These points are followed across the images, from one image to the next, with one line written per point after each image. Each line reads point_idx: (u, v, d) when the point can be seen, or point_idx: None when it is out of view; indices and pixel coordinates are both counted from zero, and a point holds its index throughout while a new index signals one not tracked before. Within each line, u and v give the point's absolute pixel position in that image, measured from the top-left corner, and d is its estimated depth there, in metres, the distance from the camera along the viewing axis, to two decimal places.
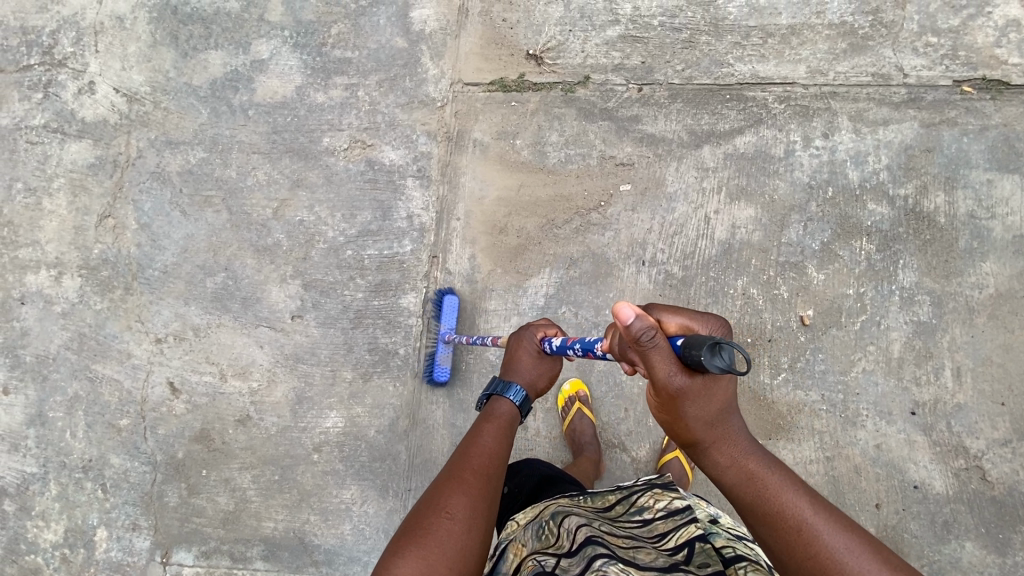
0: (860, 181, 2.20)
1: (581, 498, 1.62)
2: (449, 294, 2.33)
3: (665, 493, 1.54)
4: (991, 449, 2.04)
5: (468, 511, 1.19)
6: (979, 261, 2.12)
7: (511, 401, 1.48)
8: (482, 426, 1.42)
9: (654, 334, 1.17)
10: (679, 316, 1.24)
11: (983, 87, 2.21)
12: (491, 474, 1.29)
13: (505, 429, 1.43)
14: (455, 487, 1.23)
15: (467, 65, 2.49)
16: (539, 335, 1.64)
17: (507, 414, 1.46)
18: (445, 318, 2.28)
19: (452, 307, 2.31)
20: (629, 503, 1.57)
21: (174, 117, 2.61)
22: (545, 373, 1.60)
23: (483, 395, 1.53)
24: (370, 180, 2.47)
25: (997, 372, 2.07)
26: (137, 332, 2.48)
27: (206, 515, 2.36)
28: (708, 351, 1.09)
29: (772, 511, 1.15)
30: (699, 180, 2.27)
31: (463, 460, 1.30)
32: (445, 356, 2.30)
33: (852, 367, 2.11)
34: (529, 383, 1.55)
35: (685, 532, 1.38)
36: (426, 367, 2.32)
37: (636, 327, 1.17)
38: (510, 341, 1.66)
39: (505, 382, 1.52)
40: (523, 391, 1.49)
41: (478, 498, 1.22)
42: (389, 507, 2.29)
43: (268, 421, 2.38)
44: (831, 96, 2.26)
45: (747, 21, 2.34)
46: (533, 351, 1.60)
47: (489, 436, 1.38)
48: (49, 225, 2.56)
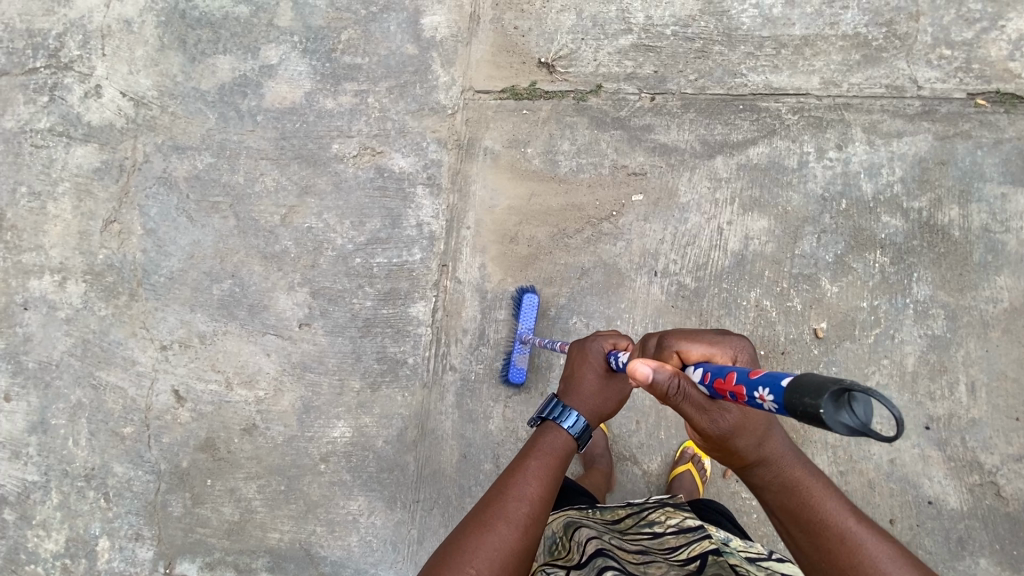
0: (873, 193, 2.19)
1: (590, 511, 1.63)
2: (529, 293, 2.26)
3: (677, 511, 1.56)
4: (1005, 464, 2.02)
5: (491, 568, 1.20)
6: (994, 275, 2.11)
7: (568, 432, 1.46)
8: (527, 461, 1.40)
9: (679, 383, 1.21)
10: (700, 346, 1.29)
11: (997, 101, 2.21)
12: (526, 526, 1.28)
13: (551, 466, 1.40)
14: (484, 536, 1.24)
15: (479, 73, 2.47)
16: (607, 349, 1.57)
17: (561, 448, 1.44)
18: (524, 319, 2.22)
19: (532, 307, 2.24)
20: (640, 518, 1.58)
21: (182, 122, 2.59)
22: (610, 398, 1.55)
23: (539, 416, 1.52)
24: (380, 187, 2.45)
25: (1011, 387, 2.06)
26: (142, 339, 2.46)
27: (211, 526, 2.33)
28: (830, 404, 0.83)
29: (817, 522, 1.17)
30: (712, 191, 2.26)
31: (499, 503, 1.30)
32: (522, 357, 2.25)
33: (866, 381, 2.10)
34: (589, 410, 1.51)
35: (697, 546, 1.39)
36: (504, 366, 2.30)
37: (659, 381, 1.21)
38: (574, 352, 1.60)
39: (563, 406, 1.49)
40: (581, 422, 1.47)
41: (505, 552, 1.23)
42: (396, 519, 2.26)
43: (274, 430, 2.35)
44: (845, 108, 2.25)
45: (760, 31, 2.33)
46: (599, 369, 1.55)
47: (532, 475, 1.36)
48: (53, 229, 2.53)
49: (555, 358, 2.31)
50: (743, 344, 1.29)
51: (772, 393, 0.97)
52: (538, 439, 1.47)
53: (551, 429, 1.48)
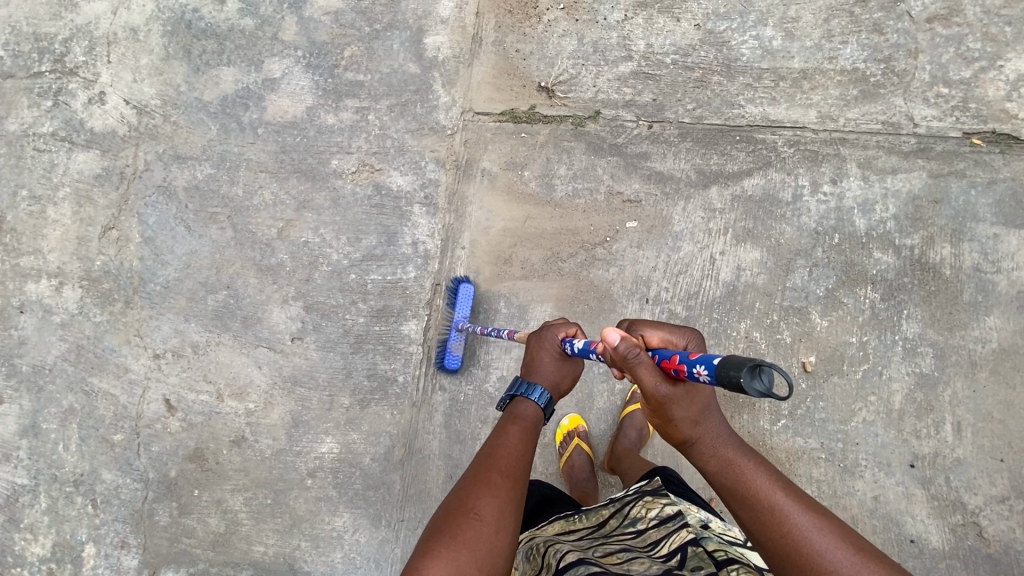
0: (866, 229, 2.20)
1: (574, 518, 1.63)
2: (465, 282, 2.33)
3: (656, 500, 1.54)
4: (989, 505, 2.02)
5: (496, 514, 1.27)
6: (984, 315, 2.12)
7: (535, 404, 1.52)
8: (509, 426, 1.48)
9: (638, 352, 1.31)
10: (660, 331, 1.40)
11: (993, 140, 2.22)
12: (518, 479, 1.36)
13: (529, 430, 1.48)
14: (482, 489, 1.31)
15: (479, 94, 2.49)
16: (562, 335, 1.62)
17: (532, 416, 1.50)
18: (459, 308, 2.28)
19: (468, 296, 2.30)
20: (622, 515, 1.56)
21: (184, 132, 2.61)
22: (568, 375, 1.61)
23: (506, 395, 1.56)
24: (377, 204, 2.47)
25: (997, 428, 2.06)
26: (136, 347, 2.47)
27: (196, 536, 2.34)
28: (747, 374, 1.04)
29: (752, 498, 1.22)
30: (705, 221, 2.27)
31: (492, 460, 1.38)
32: (457, 344, 2.30)
33: (853, 416, 2.10)
34: (551, 384, 1.58)
35: (677, 538, 1.41)
36: (439, 355, 2.32)
37: (623, 347, 1.31)
38: (531, 340, 1.66)
39: (529, 382, 1.55)
40: (547, 394, 1.52)
41: (506, 502, 1.30)
42: (381, 537, 2.27)
43: (263, 443, 2.37)
44: (841, 142, 2.26)
45: (759, 63, 2.35)
46: (556, 352, 1.61)
47: (517, 436, 1.45)
48: (52, 234, 2.55)
49: None
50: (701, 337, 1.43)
51: (705, 367, 1.16)
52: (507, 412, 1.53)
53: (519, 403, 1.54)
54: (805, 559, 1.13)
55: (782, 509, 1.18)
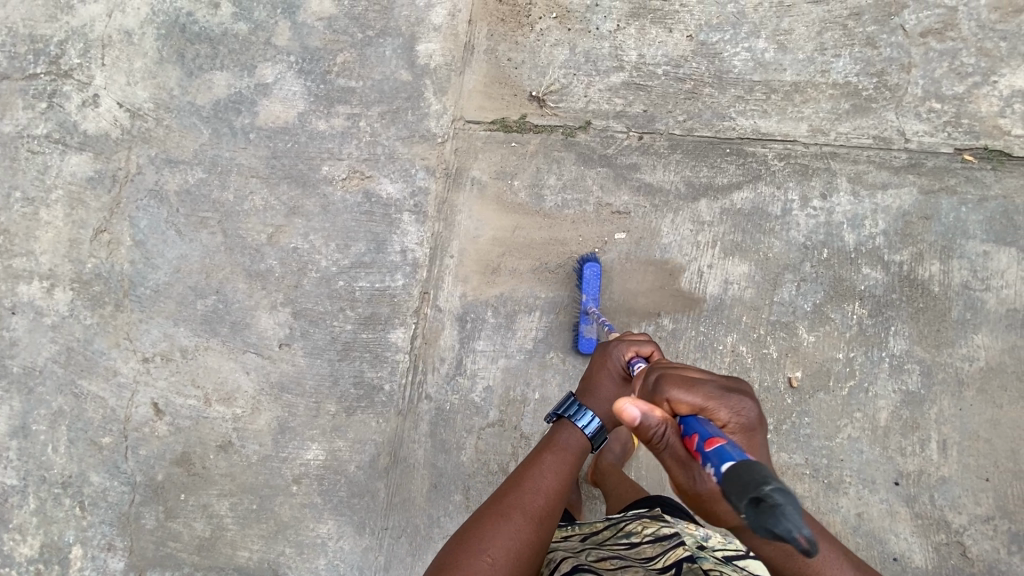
0: (855, 244, 2.19)
1: (569, 528, 1.69)
2: (591, 262, 2.26)
3: (654, 520, 1.60)
4: (973, 525, 2.01)
5: (509, 555, 1.36)
6: (972, 333, 2.10)
7: (583, 433, 1.61)
8: (544, 457, 1.58)
9: (665, 430, 1.24)
10: (693, 397, 1.27)
11: (984, 157, 2.20)
12: (540, 516, 1.44)
13: (568, 460, 1.58)
14: (501, 525, 1.40)
15: (470, 103, 2.49)
16: (628, 355, 1.65)
17: (576, 447, 1.59)
18: (588, 288, 2.22)
19: (594, 276, 2.23)
20: (617, 528, 1.61)
21: (176, 135, 2.61)
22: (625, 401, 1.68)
23: (555, 413, 1.66)
24: (367, 212, 2.47)
25: (983, 447, 2.05)
26: (125, 350, 2.48)
27: (182, 540, 2.35)
28: (751, 509, 0.90)
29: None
30: (694, 233, 2.27)
31: (516, 495, 1.47)
32: (590, 329, 2.25)
33: (838, 433, 2.09)
34: (606, 412, 1.65)
35: (673, 554, 1.45)
36: (573, 336, 2.30)
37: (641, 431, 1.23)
38: (597, 355, 1.71)
39: (580, 406, 1.64)
40: (596, 423, 1.61)
41: (520, 542, 1.39)
42: (365, 545, 2.27)
43: (249, 449, 2.37)
44: (831, 156, 2.25)
45: (751, 75, 2.34)
46: (617, 377, 1.66)
47: (548, 470, 1.54)
48: (45, 236, 2.56)
49: (530, 391, 2.31)
50: (742, 406, 1.25)
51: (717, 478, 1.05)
52: (555, 435, 1.64)
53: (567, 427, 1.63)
54: None
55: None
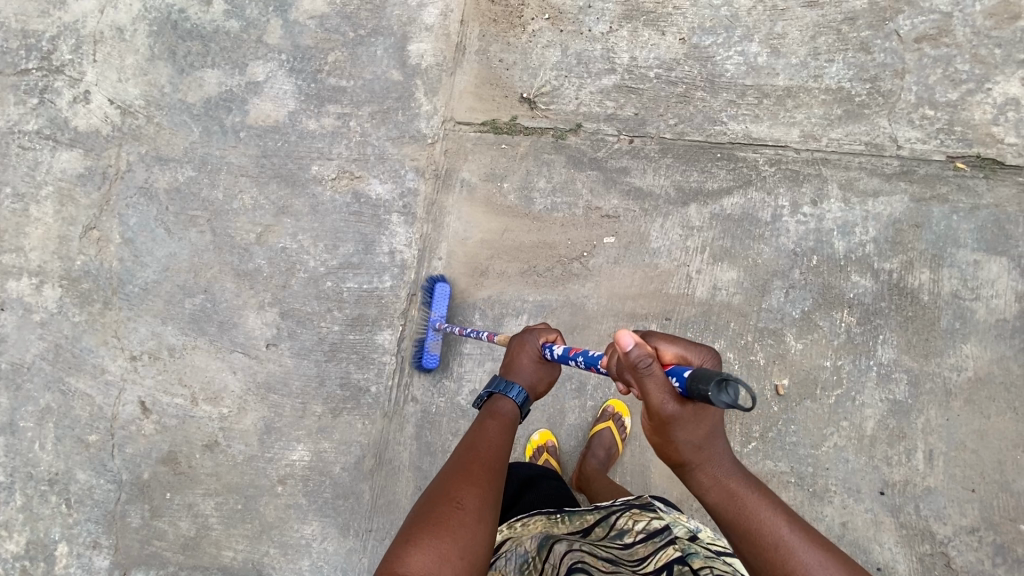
0: (845, 251, 2.17)
1: (559, 518, 1.59)
2: (441, 282, 2.33)
3: (643, 514, 1.51)
4: (957, 536, 2.00)
5: (479, 503, 1.24)
6: (960, 342, 2.09)
7: (514, 402, 1.51)
8: (487, 424, 1.46)
9: (652, 364, 1.17)
10: (677, 346, 1.24)
11: (976, 165, 2.18)
12: (498, 472, 1.34)
13: (506, 429, 1.47)
14: (465, 482, 1.28)
15: (461, 104, 2.47)
16: (542, 340, 1.65)
17: (510, 414, 1.49)
18: (436, 307, 2.28)
19: (445, 295, 2.31)
20: (609, 526, 1.53)
21: (166, 133, 2.60)
22: (544, 378, 1.62)
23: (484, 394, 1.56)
24: (356, 212, 2.46)
25: (969, 458, 2.04)
26: (113, 348, 2.48)
27: (167, 539, 2.35)
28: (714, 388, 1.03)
29: (752, 530, 1.18)
30: (683, 238, 2.25)
31: (472, 455, 1.36)
32: (435, 344, 2.30)
33: (823, 442, 2.08)
34: (530, 385, 1.58)
35: (664, 555, 1.36)
36: (416, 353, 2.34)
37: (634, 354, 1.17)
38: (511, 344, 1.66)
39: (507, 381, 1.55)
40: (525, 393, 1.53)
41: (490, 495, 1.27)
42: (349, 547, 2.27)
43: (235, 449, 2.37)
44: (823, 163, 2.24)
45: (743, 79, 2.32)
46: (535, 356, 1.62)
47: (495, 434, 1.43)
48: (34, 233, 2.55)
49: None
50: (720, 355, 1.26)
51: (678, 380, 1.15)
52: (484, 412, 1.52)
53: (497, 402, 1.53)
54: None
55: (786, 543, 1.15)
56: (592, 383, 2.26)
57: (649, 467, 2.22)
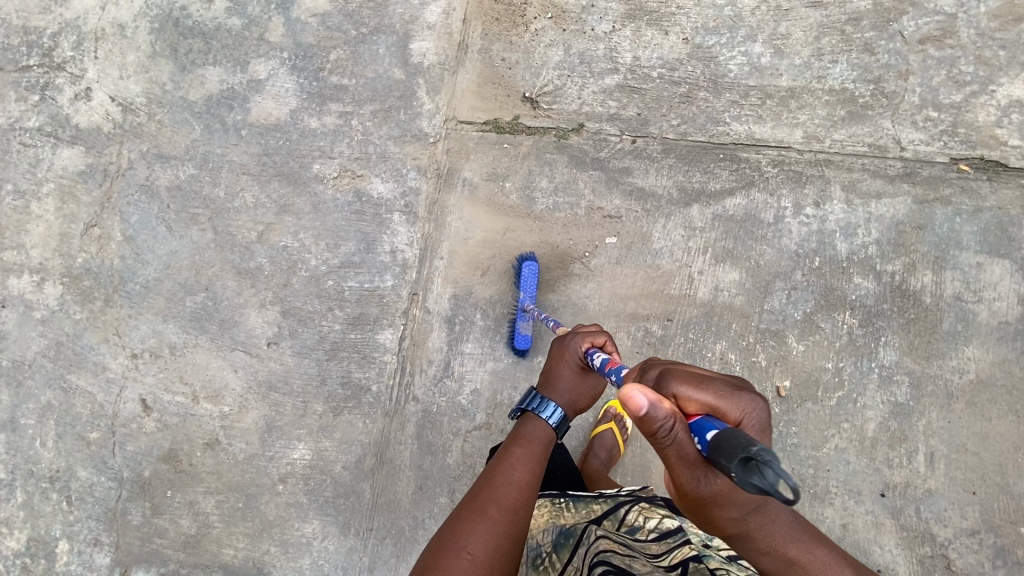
0: (847, 253, 2.17)
1: (564, 503, 1.66)
2: (529, 261, 2.26)
3: (653, 512, 1.61)
4: (958, 538, 2.00)
5: (488, 551, 1.23)
6: (962, 345, 2.09)
7: (546, 425, 1.53)
8: (512, 450, 1.48)
9: (673, 425, 1.09)
10: (704, 396, 1.15)
11: (980, 167, 2.18)
12: (516, 510, 1.33)
13: (537, 452, 1.48)
14: (478, 520, 1.28)
15: (463, 103, 2.47)
16: (585, 346, 1.60)
17: (542, 437, 1.51)
18: (524, 287, 2.22)
19: (532, 274, 2.23)
20: (619, 519, 1.61)
21: (167, 131, 2.60)
22: (585, 393, 1.61)
23: (519, 408, 1.59)
24: (357, 211, 2.46)
25: (970, 460, 2.04)
26: (114, 346, 2.48)
27: (168, 537, 2.35)
28: (740, 468, 0.94)
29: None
30: (685, 239, 2.25)
31: (490, 489, 1.35)
32: (526, 325, 2.27)
33: (825, 443, 2.08)
34: (567, 402, 1.57)
35: (679, 553, 1.40)
36: (510, 333, 2.33)
37: (652, 418, 1.08)
38: (554, 349, 1.65)
39: (542, 398, 1.56)
40: (558, 412, 1.53)
41: (499, 536, 1.27)
42: (349, 545, 2.28)
43: (236, 447, 2.37)
44: (826, 164, 2.23)
45: (747, 80, 2.32)
46: (575, 366, 1.60)
47: (519, 463, 1.43)
48: (35, 230, 2.55)
49: (517, 394, 2.31)
50: (756, 405, 1.15)
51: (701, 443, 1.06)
52: (520, 429, 1.54)
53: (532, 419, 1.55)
54: None
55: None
56: None
57: (651, 468, 2.22)
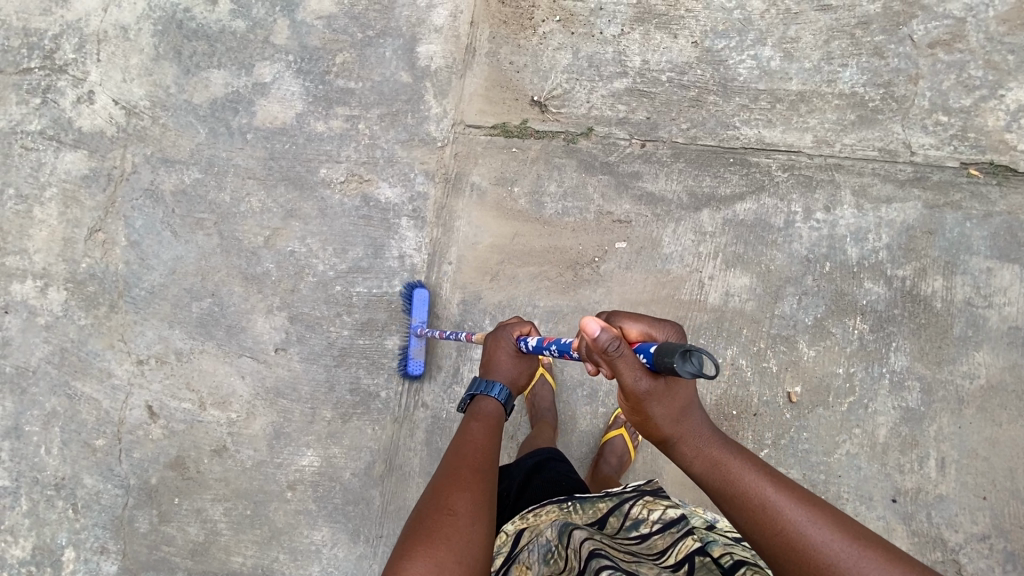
0: (858, 258, 2.17)
1: (570, 505, 1.56)
2: (419, 288, 2.33)
3: (656, 502, 1.52)
4: (969, 543, 2.01)
5: (470, 505, 1.24)
6: (973, 350, 2.09)
7: (496, 400, 1.55)
8: (471, 426, 1.49)
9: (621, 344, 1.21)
10: (640, 325, 1.29)
11: (990, 172, 2.18)
12: (487, 470, 1.34)
13: (492, 425, 1.50)
14: (456, 487, 1.27)
15: (471, 106, 2.45)
16: (516, 333, 1.67)
17: (494, 411, 1.53)
18: (416, 313, 2.28)
19: (423, 301, 2.31)
20: (623, 515, 1.52)
21: (172, 135, 2.57)
22: (524, 371, 1.66)
23: (466, 396, 1.60)
24: (365, 216, 2.44)
25: (981, 465, 2.04)
26: (119, 352, 2.46)
27: (176, 544, 2.34)
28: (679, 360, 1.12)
29: (738, 495, 1.19)
30: (695, 244, 2.24)
31: (459, 458, 1.36)
32: (419, 350, 2.31)
33: (836, 449, 2.08)
34: (510, 380, 1.61)
35: (684, 547, 1.37)
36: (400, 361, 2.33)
37: (603, 339, 1.20)
38: (488, 341, 1.69)
39: (487, 381, 1.59)
40: (506, 390, 1.56)
41: (477, 492, 1.27)
42: (359, 553, 2.27)
43: (244, 454, 2.36)
44: (836, 169, 2.23)
45: (757, 84, 2.31)
46: (511, 350, 1.64)
47: (480, 434, 1.45)
48: (38, 235, 2.52)
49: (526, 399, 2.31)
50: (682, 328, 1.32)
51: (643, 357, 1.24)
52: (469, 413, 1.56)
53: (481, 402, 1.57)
54: (798, 551, 1.10)
55: (772, 505, 1.15)
56: (603, 389, 2.25)
57: (663, 471, 2.22)
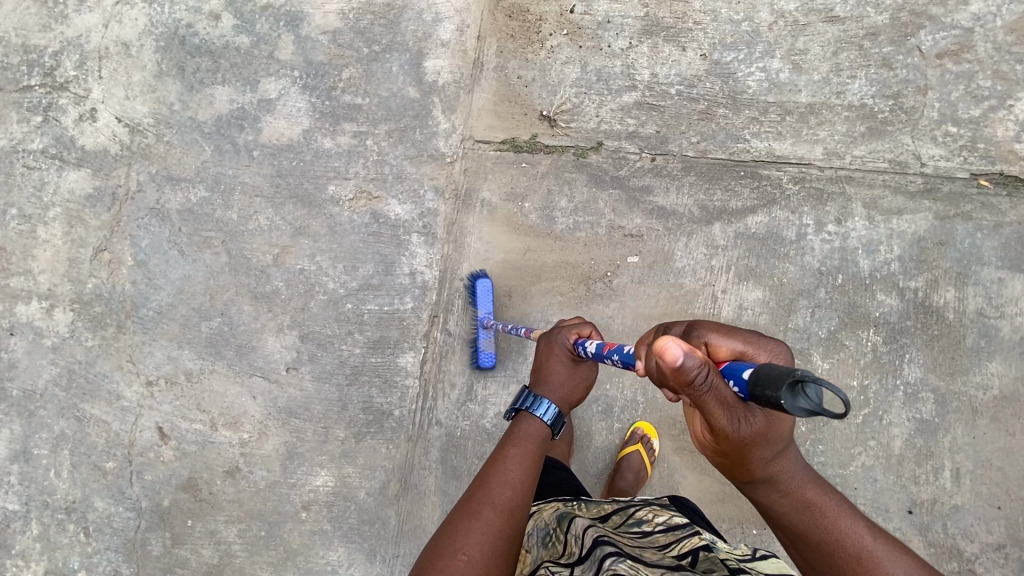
0: (870, 270, 2.17)
1: (574, 503, 1.55)
2: (482, 278, 2.31)
3: (664, 509, 1.48)
4: (985, 553, 2.02)
5: (484, 551, 1.21)
6: (986, 360, 2.10)
7: (541, 421, 1.47)
8: (507, 451, 1.42)
9: (710, 372, 1.08)
10: (733, 343, 1.21)
11: (999, 182, 2.19)
12: (511, 508, 1.29)
13: (531, 452, 1.43)
14: (472, 524, 1.25)
15: (479, 121, 2.44)
16: (573, 337, 1.57)
17: (537, 434, 1.46)
18: (481, 304, 2.26)
19: (486, 291, 2.29)
20: (627, 515, 1.48)
21: (177, 152, 2.55)
22: (579, 383, 1.56)
23: (512, 409, 1.53)
24: (374, 232, 2.43)
25: (996, 475, 2.05)
26: (128, 373, 2.43)
27: (190, 567, 2.32)
28: (787, 393, 0.94)
29: (832, 542, 1.21)
30: (707, 258, 2.24)
31: (485, 491, 1.32)
32: (488, 342, 2.30)
33: (851, 461, 2.09)
34: (562, 396, 1.53)
35: (688, 543, 1.32)
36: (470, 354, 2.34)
37: (691, 368, 1.06)
38: (541, 347, 1.61)
39: (535, 396, 1.51)
40: (552, 410, 1.48)
41: (494, 537, 1.24)
42: (375, 573, 2.26)
43: (257, 475, 2.35)
44: (846, 181, 2.23)
45: (766, 96, 2.31)
46: (567, 359, 1.56)
47: (512, 463, 1.38)
48: (42, 255, 2.50)
49: None
50: (779, 349, 1.22)
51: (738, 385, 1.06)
52: (514, 430, 1.49)
53: (526, 419, 1.50)
54: None
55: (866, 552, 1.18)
56: (619, 405, 2.25)
57: (679, 484, 2.23)
